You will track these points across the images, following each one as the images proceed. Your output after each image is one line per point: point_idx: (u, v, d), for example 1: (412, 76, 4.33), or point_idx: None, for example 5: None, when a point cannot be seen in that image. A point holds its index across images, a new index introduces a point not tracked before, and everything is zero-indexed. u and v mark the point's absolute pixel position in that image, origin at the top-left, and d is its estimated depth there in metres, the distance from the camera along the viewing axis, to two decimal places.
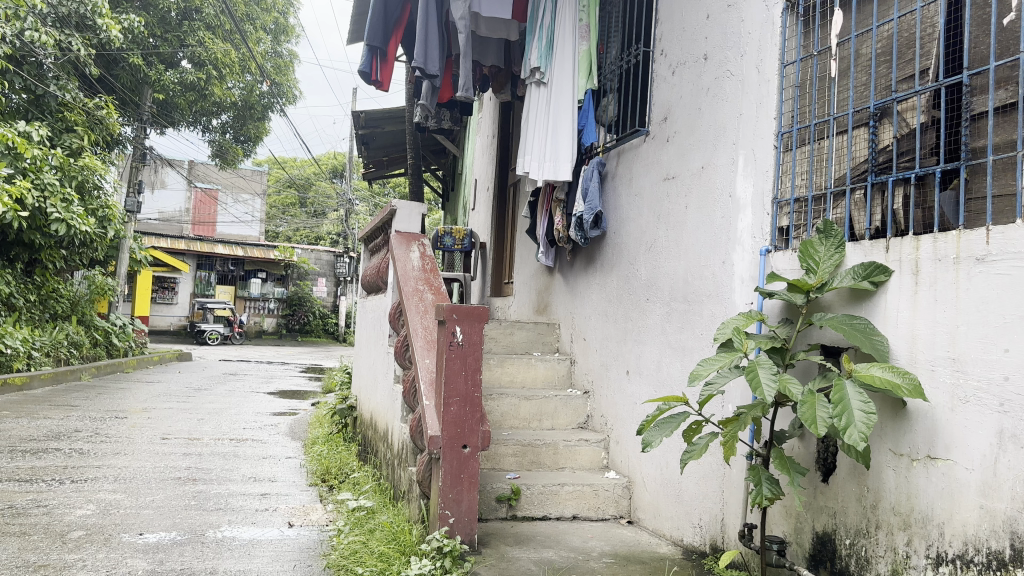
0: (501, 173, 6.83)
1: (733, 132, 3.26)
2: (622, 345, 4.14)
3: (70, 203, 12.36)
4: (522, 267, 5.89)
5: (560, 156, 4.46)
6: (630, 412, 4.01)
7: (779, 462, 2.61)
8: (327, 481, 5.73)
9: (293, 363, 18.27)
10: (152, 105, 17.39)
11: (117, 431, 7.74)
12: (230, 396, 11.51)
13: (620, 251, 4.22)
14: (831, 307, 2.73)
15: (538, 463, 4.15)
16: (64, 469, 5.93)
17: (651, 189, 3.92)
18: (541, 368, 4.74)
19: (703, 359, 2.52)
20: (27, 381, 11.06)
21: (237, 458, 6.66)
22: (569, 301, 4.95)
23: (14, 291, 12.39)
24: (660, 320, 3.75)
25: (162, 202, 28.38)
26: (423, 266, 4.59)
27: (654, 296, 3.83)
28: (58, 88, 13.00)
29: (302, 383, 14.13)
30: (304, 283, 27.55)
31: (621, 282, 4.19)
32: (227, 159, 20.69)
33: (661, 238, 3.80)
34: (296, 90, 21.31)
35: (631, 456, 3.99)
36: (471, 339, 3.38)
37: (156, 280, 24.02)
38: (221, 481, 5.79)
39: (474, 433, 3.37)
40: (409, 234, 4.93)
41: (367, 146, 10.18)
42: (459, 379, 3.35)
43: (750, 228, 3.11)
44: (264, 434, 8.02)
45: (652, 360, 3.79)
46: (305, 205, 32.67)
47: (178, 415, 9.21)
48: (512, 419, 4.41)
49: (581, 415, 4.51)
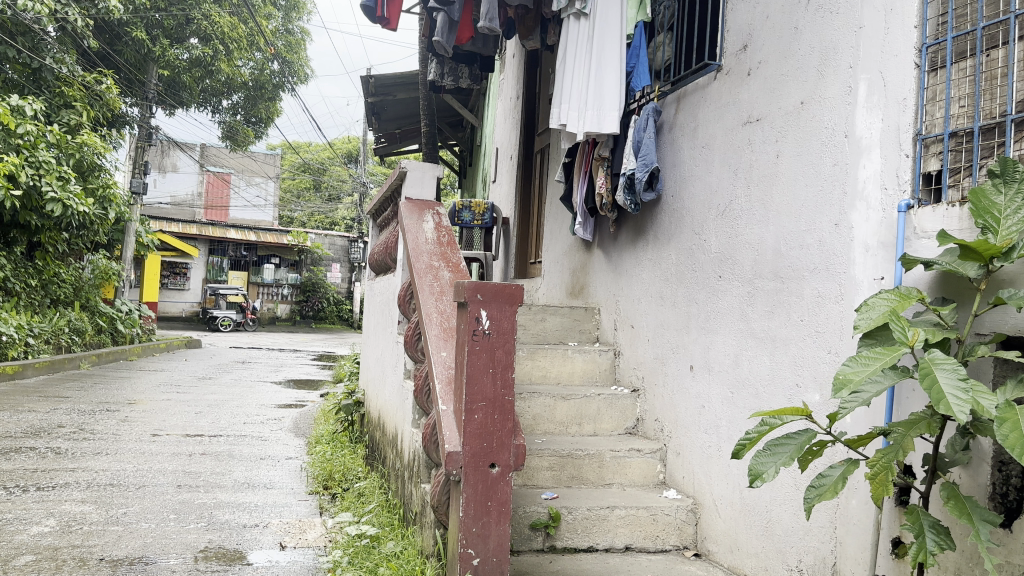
0: (526, 137, 6.05)
1: (849, 52, 2.50)
2: (684, 334, 3.35)
3: (68, 182, 11.60)
4: (552, 244, 5.11)
5: (604, 103, 3.64)
6: (695, 417, 3.24)
7: (955, 504, 1.80)
8: (329, 489, 4.98)
9: (306, 351, 17.57)
10: (158, 82, 16.68)
11: (104, 427, 7.00)
12: (234, 387, 10.80)
13: (681, 217, 3.42)
14: (1017, 282, 1.91)
15: (580, 479, 3.38)
16: (32, 473, 5.19)
17: (724, 137, 3.14)
18: (579, 361, 3.96)
19: (849, 357, 1.75)
20: (20, 370, 10.35)
21: (232, 460, 5.91)
22: (611, 280, 4.15)
23: (9, 275, 11.64)
24: (738, 301, 2.98)
25: (174, 186, 27.79)
26: (438, 239, 3.81)
27: (729, 271, 3.04)
28: (55, 60, 12.24)
29: (313, 372, 13.40)
30: (317, 268, 26.84)
31: (682, 256, 3.39)
32: (238, 141, 19.98)
33: (739, 198, 3.01)
34: (308, 69, 20.55)
35: (697, 472, 3.21)
36: (501, 326, 2.59)
37: (167, 266, 23.58)
38: (210, 488, 5.04)
39: (505, 450, 2.60)
40: (422, 202, 4.13)
41: (379, 117, 9.40)
42: (484, 378, 2.57)
43: (879, 176, 2.36)
44: (265, 431, 7.28)
45: (728, 353, 3.01)
46: (321, 189, 32.00)
47: (175, 407, 8.49)
48: (545, 423, 3.63)
49: (630, 419, 3.72)
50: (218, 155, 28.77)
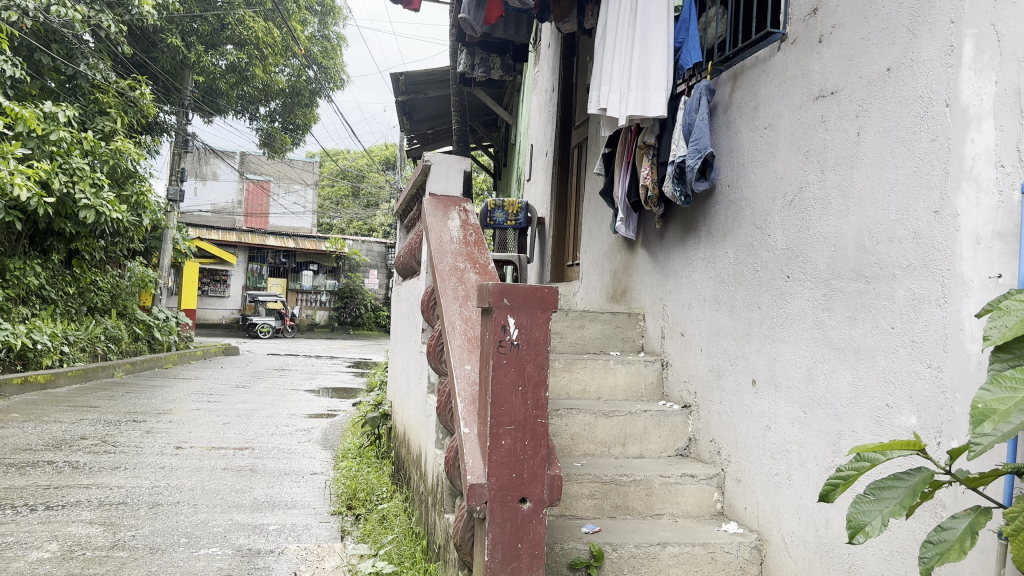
0: (563, 130, 5.66)
1: (951, 4, 2.07)
2: (744, 343, 2.94)
3: (102, 188, 11.43)
4: (590, 245, 4.70)
5: (649, 82, 3.24)
6: (761, 438, 2.83)
7: None
8: (353, 509, 4.63)
9: (342, 357, 17.36)
10: (195, 89, 16.63)
11: (127, 439, 6.74)
12: (266, 396, 10.55)
13: (739, 209, 3.01)
14: None
15: (625, 509, 2.97)
16: (43, 490, 4.89)
17: (792, 116, 2.74)
18: (623, 373, 3.55)
19: (991, 379, 1.35)
20: (53, 379, 10.20)
21: (254, 476, 5.59)
22: (656, 282, 3.74)
23: (45, 282, 11.53)
24: (810, 305, 2.58)
25: (214, 193, 27.88)
26: (465, 238, 3.44)
27: (799, 271, 2.65)
28: (89, 67, 12.16)
29: (347, 380, 13.12)
30: (355, 275, 26.72)
31: (739, 255, 3.00)
32: (275, 148, 19.87)
33: (810, 184, 2.61)
34: (344, 74, 20.37)
35: (763, 503, 2.81)
36: (531, 335, 2.20)
37: (207, 273, 23.66)
38: (228, 508, 4.71)
39: (537, 483, 2.20)
40: (448, 198, 3.77)
41: (410, 116, 9.08)
42: (510, 397, 2.18)
43: (993, 151, 1.93)
44: (292, 443, 6.97)
45: (801, 365, 2.62)
46: (359, 196, 31.96)
47: (205, 418, 8.22)
48: (585, 444, 3.23)
49: (680, 439, 3.31)
50: (257, 163, 28.79)
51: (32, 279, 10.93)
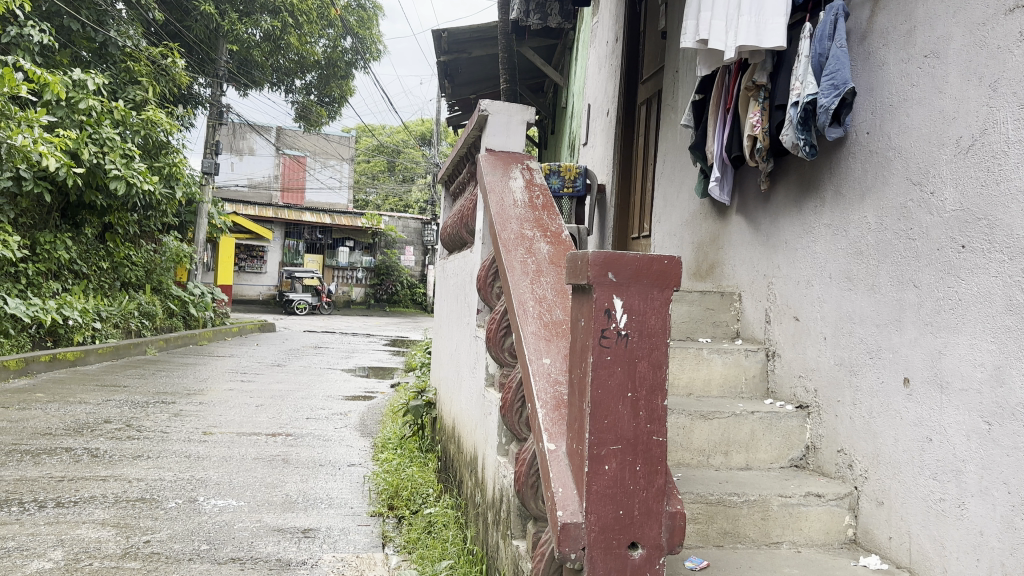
0: (629, 85, 5.05)
1: None
2: (893, 331, 2.36)
3: (133, 160, 10.98)
4: (664, 214, 4.08)
5: (765, 5, 2.65)
6: (917, 452, 2.23)
7: None
8: (395, 510, 4.09)
9: (379, 336, 16.94)
10: (229, 59, 16.15)
11: (154, 423, 6.30)
12: (301, 375, 10.10)
13: (890, 163, 2.41)
14: None
15: (736, 536, 2.41)
16: (56, 483, 4.44)
17: (968, 40, 2.13)
18: (720, 364, 2.95)
19: None
20: (82, 356, 9.84)
21: (286, 467, 5.08)
22: (757, 255, 3.15)
23: (77, 256, 11.16)
24: (999, 283, 1.98)
25: (251, 168, 27.51)
26: (530, 201, 2.85)
27: (982, 238, 2.04)
28: (119, 34, 11.88)
29: (385, 360, 12.60)
30: (391, 251, 26.27)
31: (887, 220, 2.41)
32: (311, 121, 19.37)
33: (1000, 124, 2.01)
34: (380, 45, 19.73)
35: (918, 534, 2.22)
36: (644, 321, 1.61)
37: (244, 249, 23.42)
38: (256, 506, 4.19)
39: (651, 525, 1.63)
40: (508, 155, 3.16)
41: (453, 79, 8.47)
42: (616, 407, 1.60)
43: None
44: (328, 429, 6.47)
45: (983, 363, 2.01)
46: (396, 171, 31.46)
47: (237, 399, 7.77)
48: (679, 453, 2.65)
49: (795, 448, 2.75)
50: (293, 137, 28.35)
51: (63, 254, 10.55)
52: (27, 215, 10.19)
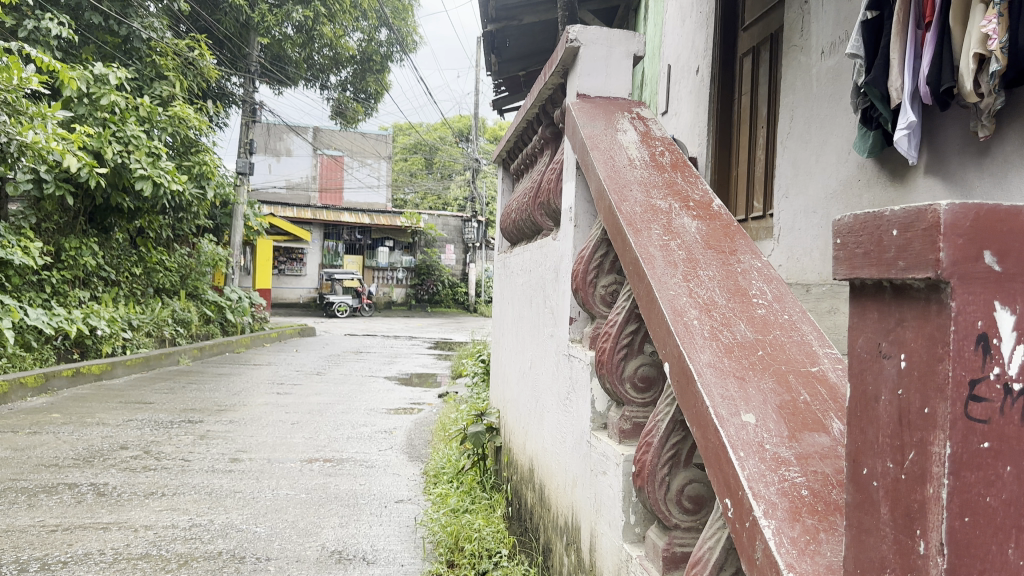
0: (724, 35, 4.29)
1: None
2: None
3: (160, 157, 10.24)
4: (797, 184, 3.37)
5: None
6: None
7: None
8: (455, 569, 3.22)
9: (422, 337, 16.20)
10: (261, 54, 15.48)
11: (177, 449, 5.54)
12: (342, 384, 9.32)
13: None
14: None
15: None
16: (48, 536, 3.66)
17: None
18: None
19: None
20: (109, 369, 9.16)
21: (324, 505, 4.26)
22: None
23: (105, 262, 10.55)
24: None
25: (288, 170, 26.87)
26: (651, 160, 1.97)
27: None
28: (143, 26, 11.15)
29: (430, 364, 11.78)
30: (432, 250, 25.48)
31: None
32: (348, 117, 18.64)
33: None
34: (417, 36, 18.89)
35: None
36: None
37: (284, 252, 23.02)
38: (284, 566, 3.35)
39: None
40: (609, 103, 2.26)
41: (499, 54, 7.64)
42: (999, 554, 0.72)
43: None
44: (372, 451, 5.65)
45: None
46: (434, 169, 30.73)
47: (271, 416, 7.01)
48: None
49: None
50: (330, 136, 27.76)
51: (88, 260, 9.90)
52: (51, 219, 9.57)
